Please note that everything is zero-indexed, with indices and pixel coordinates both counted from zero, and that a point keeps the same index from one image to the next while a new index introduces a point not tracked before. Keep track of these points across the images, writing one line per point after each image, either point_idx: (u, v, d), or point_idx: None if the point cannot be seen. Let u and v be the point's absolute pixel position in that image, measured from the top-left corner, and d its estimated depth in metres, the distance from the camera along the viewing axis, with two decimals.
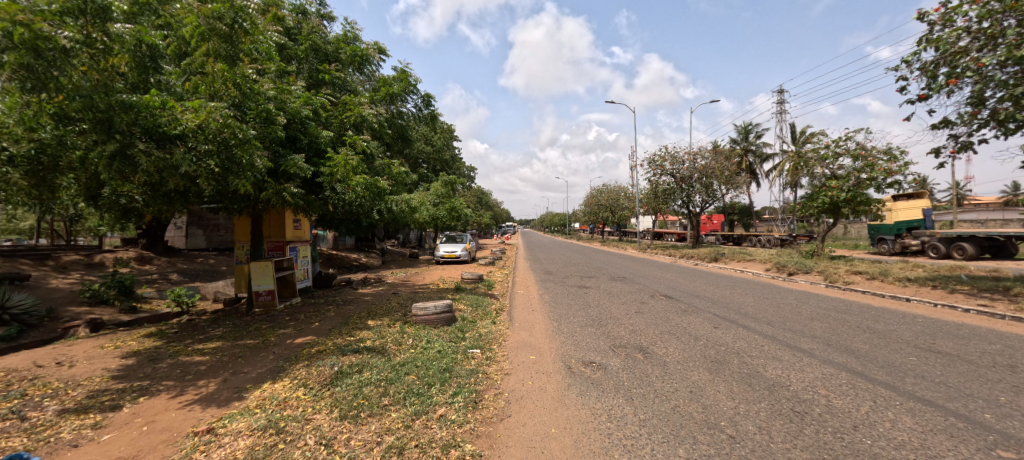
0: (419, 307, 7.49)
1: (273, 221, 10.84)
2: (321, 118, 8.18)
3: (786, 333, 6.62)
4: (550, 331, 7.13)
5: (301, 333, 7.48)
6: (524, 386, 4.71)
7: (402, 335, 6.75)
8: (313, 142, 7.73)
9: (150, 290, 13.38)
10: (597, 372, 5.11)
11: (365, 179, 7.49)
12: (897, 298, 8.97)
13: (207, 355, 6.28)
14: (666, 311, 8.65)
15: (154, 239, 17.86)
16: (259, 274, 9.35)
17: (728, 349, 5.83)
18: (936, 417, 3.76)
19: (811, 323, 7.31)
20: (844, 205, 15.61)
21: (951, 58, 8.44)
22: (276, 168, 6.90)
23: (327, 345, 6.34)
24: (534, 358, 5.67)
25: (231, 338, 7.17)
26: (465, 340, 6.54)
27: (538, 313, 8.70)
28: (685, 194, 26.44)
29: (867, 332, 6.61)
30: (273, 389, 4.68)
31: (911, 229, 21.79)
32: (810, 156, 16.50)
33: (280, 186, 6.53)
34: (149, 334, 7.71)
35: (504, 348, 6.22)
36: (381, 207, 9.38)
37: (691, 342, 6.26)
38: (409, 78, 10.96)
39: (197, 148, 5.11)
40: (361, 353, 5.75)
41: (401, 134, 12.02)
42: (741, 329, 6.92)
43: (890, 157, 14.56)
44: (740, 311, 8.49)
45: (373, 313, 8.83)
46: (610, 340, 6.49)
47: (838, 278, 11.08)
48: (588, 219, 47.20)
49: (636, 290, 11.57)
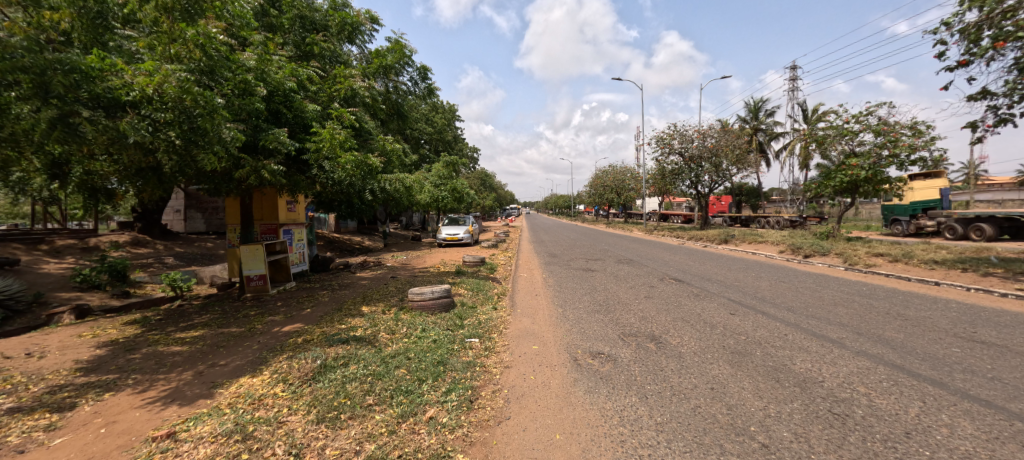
0: (415, 292, 7.08)
1: (266, 203, 10.42)
2: (309, 91, 7.64)
3: (809, 321, 6.12)
4: (554, 318, 6.69)
5: (290, 320, 7.09)
6: (524, 381, 4.27)
7: (395, 323, 6.33)
8: (299, 117, 7.22)
9: (144, 275, 13.11)
10: (606, 365, 4.68)
11: (355, 156, 7.00)
12: (926, 281, 8.38)
13: (187, 344, 5.90)
14: (677, 295, 8.16)
15: (149, 223, 17.60)
16: (249, 259, 9.01)
17: (748, 339, 5.33)
18: (999, 422, 3.26)
19: (834, 309, 6.83)
20: (864, 184, 14.90)
21: (996, 19, 7.66)
22: (254, 143, 6.38)
23: (315, 335, 5.95)
24: (537, 349, 5.19)
25: (216, 326, 6.79)
26: (463, 328, 6.11)
27: (542, 298, 8.25)
28: (694, 174, 25.78)
29: (900, 319, 6.09)
30: (250, 386, 4.27)
31: (927, 209, 21.11)
32: (828, 132, 15.70)
33: (259, 163, 6.00)
34: (132, 321, 7.35)
35: (505, 337, 5.76)
36: (375, 188, 8.84)
37: (707, 331, 5.78)
38: (403, 48, 10.20)
39: (153, 116, 4.50)
40: (349, 344, 5.29)
41: (397, 110, 11.40)
42: (760, 316, 6.44)
43: (915, 132, 13.66)
44: (755, 295, 8.00)
45: (368, 299, 8.44)
46: (619, 328, 6.02)
47: (859, 261, 10.49)
48: (593, 200, 46.70)
49: (642, 273, 11.08)
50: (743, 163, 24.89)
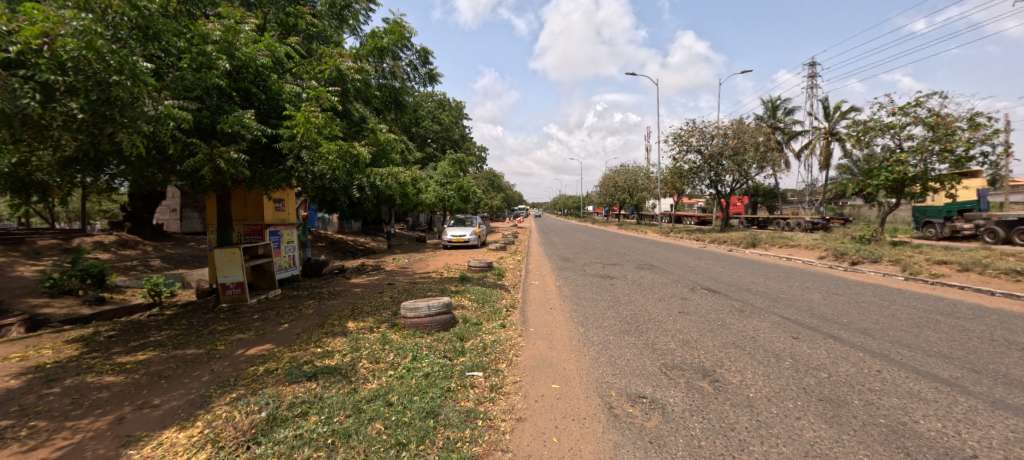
0: (408, 307, 5.94)
1: (249, 201, 9.37)
2: (287, 69, 6.57)
3: (901, 351, 4.87)
4: (575, 341, 5.49)
5: (261, 339, 5.96)
6: (545, 447, 3.07)
7: (382, 347, 5.16)
8: (272, 99, 6.13)
9: (124, 279, 12.12)
10: (653, 417, 3.48)
11: (339, 146, 5.89)
12: (1016, 297, 7.08)
13: (123, 373, 4.76)
14: (717, 311, 6.93)
15: (139, 223, 16.64)
16: (225, 264, 7.95)
17: (835, 379, 4.10)
18: None
19: (920, 333, 5.55)
20: (911, 183, 13.48)
21: None
22: (211, 126, 5.27)
23: (282, 362, 4.83)
24: (558, 390, 3.99)
25: (171, 346, 5.68)
26: (464, 355, 4.94)
27: (558, 313, 7.05)
28: (713, 173, 24.39)
29: (1016, 350, 4.84)
30: (169, 447, 3.13)
31: (963, 211, 19.63)
32: (870, 126, 14.26)
33: (214, 150, 4.92)
34: (79, 337, 6.26)
35: (516, 369, 4.56)
36: (365, 183, 7.70)
37: (773, 364, 4.55)
38: (402, 29, 8.91)
39: (47, 82, 3.35)
40: (318, 377, 4.15)
41: (394, 99, 10.26)
42: (832, 342, 5.21)
43: (973, 124, 12.29)
44: (813, 312, 6.72)
45: (357, 312, 7.28)
46: (659, 358, 4.80)
47: (921, 270, 9.15)
48: (604, 201, 45.42)
49: (669, 281, 9.84)
50: (765, 161, 23.51)
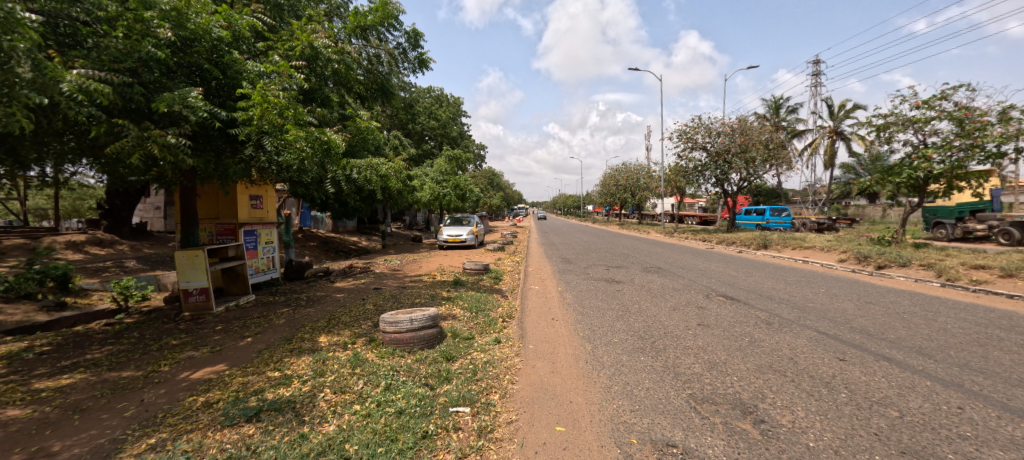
0: (388, 320, 5.10)
1: (222, 198, 8.52)
2: (250, 45, 5.70)
3: (975, 379, 4.04)
4: (583, 363, 4.62)
5: (216, 358, 5.11)
6: None
7: (352, 371, 4.31)
8: (230, 78, 5.29)
9: (92, 281, 11.22)
10: None
11: (306, 132, 5.05)
12: None
13: (33, 404, 3.90)
14: (741, 323, 6.10)
15: (117, 221, 15.73)
16: (187, 268, 7.11)
17: (910, 421, 3.26)
18: None
19: (987, 354, 4.72)
20: (935, 182, 12.67)
21: None
22: (147, 105, 4.45)
23: (229, 390, 4.00)
24: (565, 437, 3.13)
25: (106, 367, 4.83)
26: (450, 381, 4.09)
27: (562, 325, 6.19)
28: (719, 171, 23.53)
29: None
30: None
31: (976, 212, 18.87)
32: (891, 120, 13.41)
33: (145, 134, 4.11)
34: (5, 353, 5.41)
35: (512, 403, 3.70)
36: (343, 176, 6.83)
37: (827, 397, 3.71)
38: (389, 7, 7.93)
39: None
40: (262, 416, 3.30)
41: (381, 86, 9.37)
42: (888, 366, 4.37)
43: (1004, 119, 11.53)
44: (852, 325, 5.90)
45: (334, 323, 6.41)
46: (688, 388, 3.93)
47: (959, 275, 8.32)
48: (605, 200, 44.60)
49: (681, 286, 9.03)
50: (773, 159, 22.70)
